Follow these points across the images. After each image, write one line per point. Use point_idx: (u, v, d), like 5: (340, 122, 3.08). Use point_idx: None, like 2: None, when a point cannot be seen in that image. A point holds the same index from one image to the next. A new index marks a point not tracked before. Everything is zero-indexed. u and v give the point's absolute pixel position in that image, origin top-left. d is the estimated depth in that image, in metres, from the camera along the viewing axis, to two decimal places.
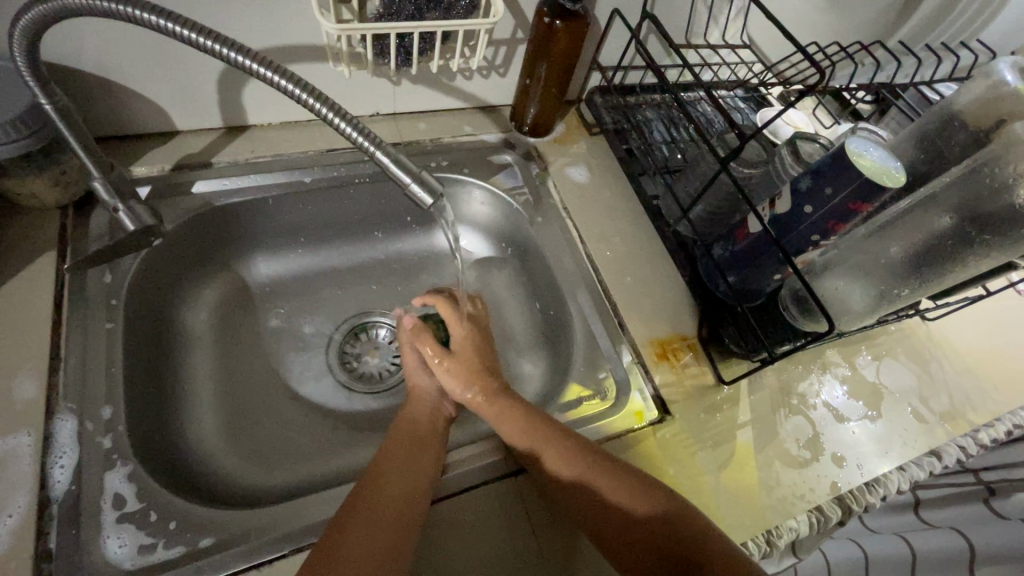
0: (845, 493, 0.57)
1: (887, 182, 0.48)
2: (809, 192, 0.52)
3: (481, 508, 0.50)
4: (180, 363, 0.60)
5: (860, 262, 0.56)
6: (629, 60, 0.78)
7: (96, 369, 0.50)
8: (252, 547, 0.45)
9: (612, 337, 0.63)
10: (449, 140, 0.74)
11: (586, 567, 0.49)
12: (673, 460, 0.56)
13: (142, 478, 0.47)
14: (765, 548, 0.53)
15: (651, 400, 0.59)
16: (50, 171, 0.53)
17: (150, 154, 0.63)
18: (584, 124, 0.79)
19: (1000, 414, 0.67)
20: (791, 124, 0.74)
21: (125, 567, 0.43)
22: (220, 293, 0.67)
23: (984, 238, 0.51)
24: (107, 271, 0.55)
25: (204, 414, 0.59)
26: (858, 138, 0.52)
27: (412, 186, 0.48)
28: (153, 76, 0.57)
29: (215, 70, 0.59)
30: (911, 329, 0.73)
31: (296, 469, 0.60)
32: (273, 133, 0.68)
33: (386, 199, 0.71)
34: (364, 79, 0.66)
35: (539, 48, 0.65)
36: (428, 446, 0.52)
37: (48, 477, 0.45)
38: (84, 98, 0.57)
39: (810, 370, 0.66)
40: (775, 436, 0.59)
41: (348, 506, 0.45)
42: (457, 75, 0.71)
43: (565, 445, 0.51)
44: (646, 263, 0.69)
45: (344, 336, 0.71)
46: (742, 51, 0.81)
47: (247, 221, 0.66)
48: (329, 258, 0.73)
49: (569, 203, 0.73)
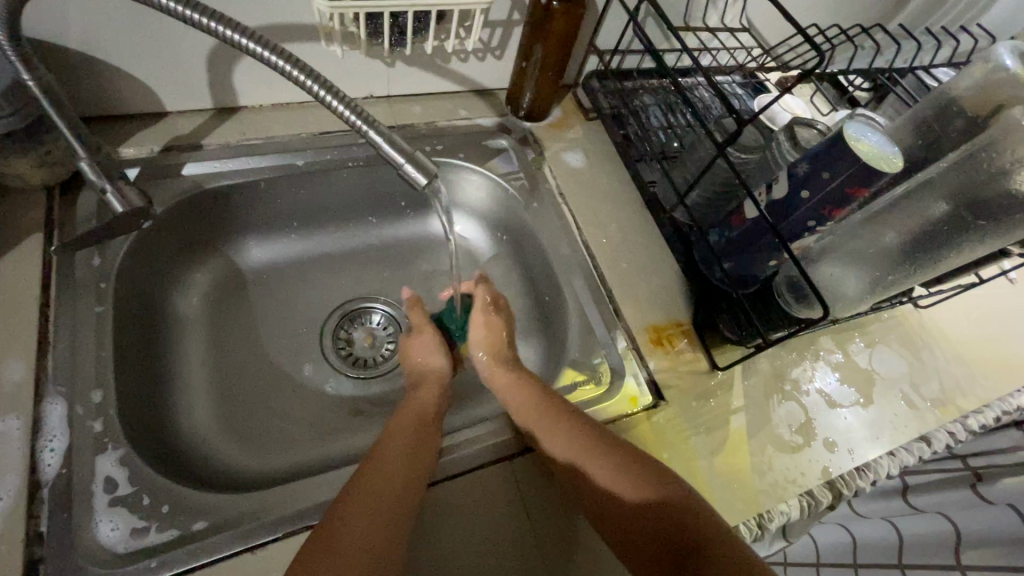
0: (836, 478, 0.58)
1: (886, 168, 0.48)
2: (807, 177, 0.51)
3: (476, 493, 0.50)
4: (172, 348, 0.60)
5: (854, 249, 0.57)
6: (626, 44, 0.77)
7: (85, 352, 0.49)
8: (246, 531, 0.45)
9: (608, 323, 0.63)
10: (444, 124, 0.73)
11: (582, 551, 0.49)
12: (667, 445, 0.56)
13: (133, 462, 0.46)
14: (757, 531, 0.54)
15: (646, 385, 0.59)
16: (35, 151, 0.51)
17: (138, 136, 0.62)
18: (580, 109, 0.79)
19: (989, 401, 0.68)
20: (788, 110, 0.72)
21: (118, 550, 0.43)
22: (211, 279, 0.66)
23: (980, 224, 0.51)
24: (96, 254, 0.54)
25: (196, 398, 0.59)
26: (855, 123, 0.52)
27: (406, 167, 0.48)
28: (140, 54, 0.56)
29: (205, 49, 0.58)
30: (903, 316, 0.73)
31: (292, 454, 0.60)
32: (265, 115, 0.67)
33: (382, 184, 0.70)
34: (357, 59, 0.65)
35: (536, 29, 0.64)
36: (427, 432, 0.52)
37: (38, 461, 0.44)
38: (70, 76, 0.56)
39: (803, 356, 0.66)
40: (767, 421, 0.60)
41: (346, 490, 0.45)
42: (452, 57, 0.70)
43: (562, 427, 0.51)
44: (642, 250, 0.69)
45: (339, 322, 0.71)
46: (741, 35, 0.80)
47: (239, 205, 0.65)
48: (323, 244, 0.73)
49: (565, 188, 0.72)
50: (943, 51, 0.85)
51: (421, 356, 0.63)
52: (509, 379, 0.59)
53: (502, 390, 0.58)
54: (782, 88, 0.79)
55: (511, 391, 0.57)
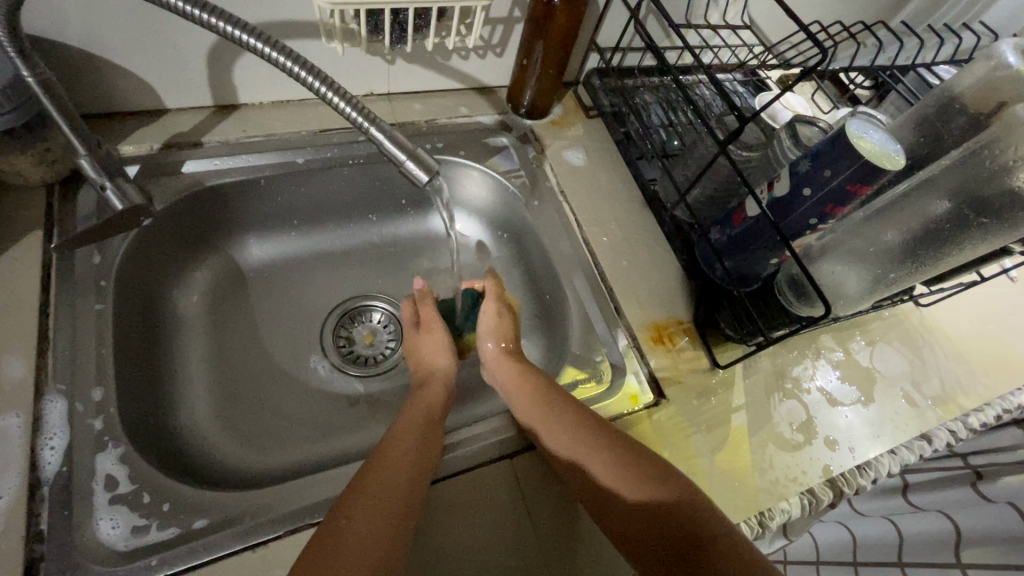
0: (837, 476, 0.58)
1: (887, 165, 0.47)
2: (808, 175, 0.51)
3: (479, 491, 0.50)
4: (173, 346, 0.60)
5: (856, 247, 0.57)
6: (628, 41, 0.77)
7: (86, 350, 0.49)
8: (247, 529, 0.45)
9: (609, 321, 0.63)
10: (445, 121, 0.73)
11: (584, 549, 0.49)
12: (668, 443, 0.56)
13: (133, 461, 0.46)
14: (757, 529, 0.55)
15: (646, 383, 0.59)
16: (34, 148, 0.51)
17: (138, 133, 0.61)
18: (581, 107, 0.79)
19: (990, 399, 0.68)
20: (789, 108, 0.72)
21: (118, 548, 0.43)
22: (211, 277, 0.66)
23: (982, 222, 0.50)
24: (96, 251, 0.54)
25: (196, 396, 0.59)
26: (857, 120, 0.52)
27: (408, 164, 0.48)
28: (140, 51, 0.56)
29: (205, 47, 0.58)
30: (904, 314, 0.73)
31: (293, 452, 0.59)
32: (266, 112, 0.67)
33: (382, 181, 0.70)
34: (358, 56, 0.65)
35: (537, 27, 0.64)
36: (431, 430, 0.52)
37: (38, 459, 0.44)
38: (70, 73, 0.55)
39: (804, 354, 0.66)
40: (768, 420, 0.60)
41: (350, 489, 0.45)
42: (453, 54, 0.70)
43: (564, 424, 0.51)
44: (643, 248, 0.69)
45: (339, 320, 0.71)
46: (742, 32, 0.80)
47: (239, 202, 0.65)
48: (323, 242, 0.73)
49: (566, 186, 0.72)
50: (945, 48, 0.85)
51: (429, 358, 0.63)
52: (512, 374, 0.59)
53: (505, 386, 0.59)
54: (784, 86, 0.79)
55: (512, 387, 0.57)
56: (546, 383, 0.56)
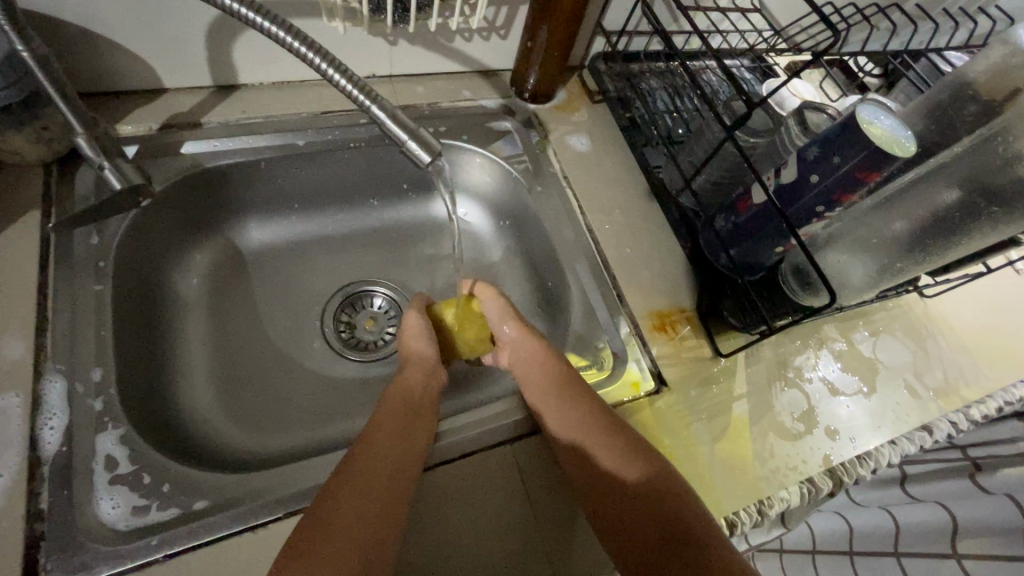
0: (837, 467, 0.58)
1: (897, 151, 0.46)
2: (817, 161, 0.50)
3: (474, 478, 0.50)
4: (173, 328, 0.60)
5: (861, 237, 0.56)
6: (634, 25, 0.75)
7: (85, 331, 0.49)
8: (246, 510, 0.45)
9: (610, 308, 0.62)
10: (447, 105, 0.72)
11: (579, 535, 0.49)
12: (669, 430, 0.56)
13: (133, 441, 0.46)
14: (756, 517, 0.54)
15: (648, 371, 0.59)
16: (30, 126, 0.50)
17: (136, 112, 0.61)
18: (585, 92, 0.77)
19: (991, 391, 0.68)
20: (796, 95, 0.70)
21: (118, 528, 0.43)
22: (210, 259, 0.66)
23: (992, 211, 0.50)
24: (94, 232, 0.54)
25: (196, 378, 0.59)
26: (869, 105, 0.51)
27: (409, 144, 0.47)
28: (138, 29, 0.55)
29: (204, 25, 0.57)
30: (909, 305, 0.73)
31: (293, 437, 0.60)
32: (265, 93, 0.66)
33: (383, 165, 0.69)
34: (359, 36, 0.63)
35: (541, 9, 0.62)
36: (422, 415, 0.52)
37: (37, 438, 0.44)
38: (66, 49, 0.54)
39: (807, 344, 0.65)
40: (769, 409, 0.59)
41: (338, 475, 0.45)
42: (456, 36, 0.69)
43: (569, 410, 0.52)
44: (646, 236, 0.68)
45: (339, 307, 0.70)
46: (753, 17, 0.79)
47: (239, 184, 0.64)
48: (325, 226, 0.72)
49: (570, 171, 0.71)
50: (960, 33, 0.84)
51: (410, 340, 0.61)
52: (523, 356, 0.59)
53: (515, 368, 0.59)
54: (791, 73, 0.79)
55: (523, 369, 0.58)
56: (556, 368, 0.57)
